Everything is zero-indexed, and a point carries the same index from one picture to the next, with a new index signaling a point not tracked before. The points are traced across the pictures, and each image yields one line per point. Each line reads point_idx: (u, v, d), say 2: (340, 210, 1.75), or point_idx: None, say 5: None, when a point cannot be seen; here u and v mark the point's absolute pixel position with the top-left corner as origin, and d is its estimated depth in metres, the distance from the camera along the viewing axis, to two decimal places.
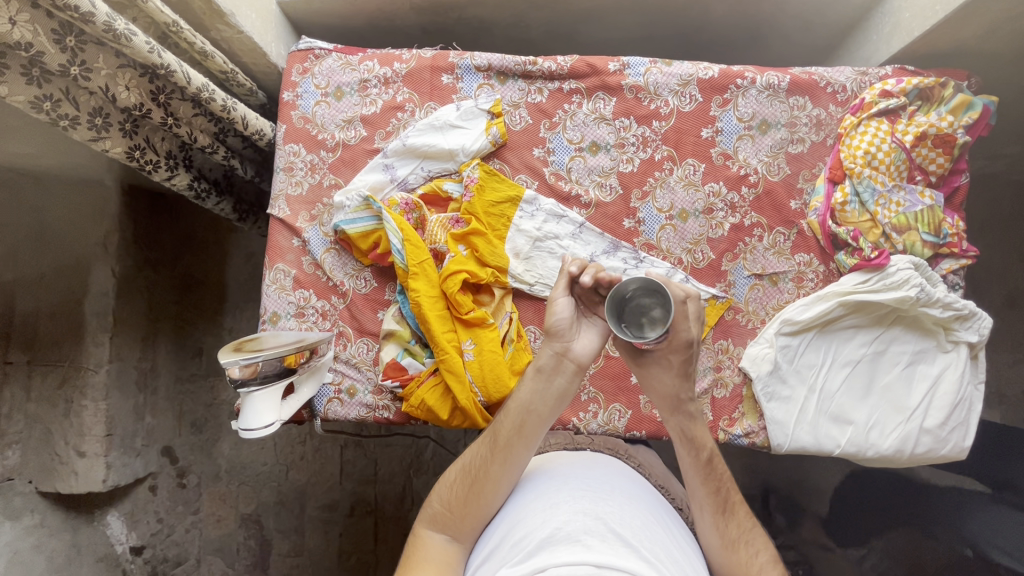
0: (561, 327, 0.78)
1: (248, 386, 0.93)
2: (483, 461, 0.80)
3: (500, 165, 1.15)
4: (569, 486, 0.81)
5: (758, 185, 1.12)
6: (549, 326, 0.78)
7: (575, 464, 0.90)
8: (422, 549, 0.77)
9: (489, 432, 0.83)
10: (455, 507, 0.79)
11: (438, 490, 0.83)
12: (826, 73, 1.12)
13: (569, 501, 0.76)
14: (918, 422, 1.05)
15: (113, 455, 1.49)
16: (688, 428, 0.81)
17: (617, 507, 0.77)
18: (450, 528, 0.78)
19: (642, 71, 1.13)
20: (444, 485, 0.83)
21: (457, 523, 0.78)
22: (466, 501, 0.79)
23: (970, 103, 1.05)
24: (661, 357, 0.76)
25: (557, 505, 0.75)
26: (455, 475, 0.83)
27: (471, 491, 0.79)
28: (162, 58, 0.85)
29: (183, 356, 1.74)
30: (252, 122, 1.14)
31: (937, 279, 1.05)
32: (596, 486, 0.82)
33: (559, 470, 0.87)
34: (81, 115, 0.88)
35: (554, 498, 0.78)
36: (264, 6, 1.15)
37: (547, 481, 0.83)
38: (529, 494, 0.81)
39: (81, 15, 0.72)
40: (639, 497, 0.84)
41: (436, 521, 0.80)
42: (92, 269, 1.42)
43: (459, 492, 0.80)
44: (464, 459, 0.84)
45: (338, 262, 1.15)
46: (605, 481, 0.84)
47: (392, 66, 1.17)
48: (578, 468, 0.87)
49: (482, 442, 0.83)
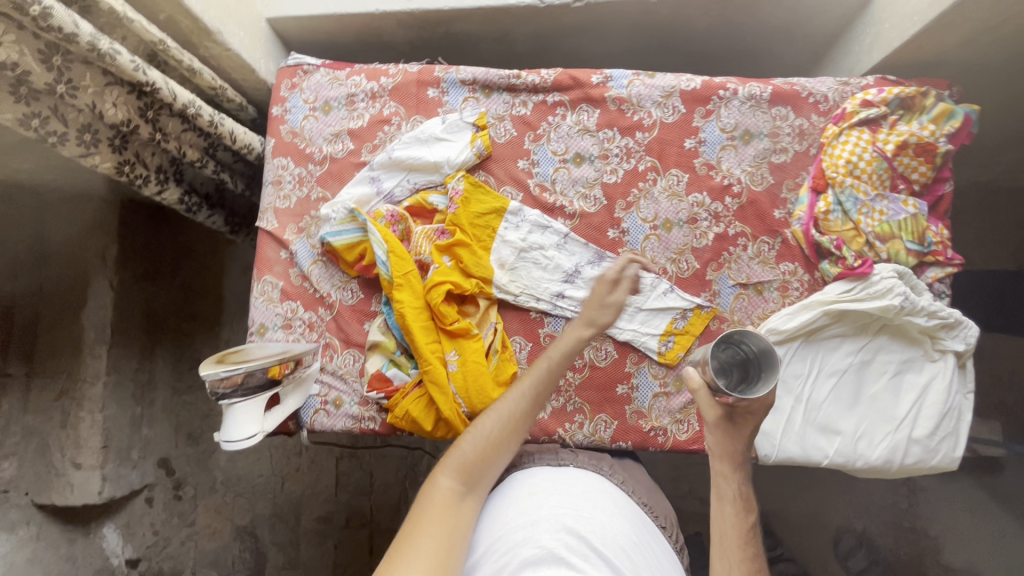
0: (603, 306, 1.00)
1: (229, 398, 0.93)
2: (522, 415, 0.89)
3: (486, 177, 1.16)
4: (550, 502, 0.80)
5: (742, 195, 1.13)
6: (592, 304, 1.00)
7: (556, 479, 0.89)
8: (445, 497, 0.79)
9: (528, 386, 0.91)
10: (488, 458, 0.84)
11: (466, 439, 0.86)
12: (807, 84, 1.12)
13: (550, 518, 0.76)
14: (907, 432, 1.04)
15: (109, 467, 1.50)
16: (722, 485, 0.83)
17: (599, 524, 0.77)
18: (475, 479, 0.82)
19: (625, 84, 1.14)
20: (480, 433, 0.86)
21: (483, 476, 0.83)
22: (498, 452, 0.85)
23: (951, 112, 1.05)
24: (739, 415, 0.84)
25: (537, 523, 0.75)
26: (493, 424, 0.87)
27: (506, 442, 0.86)
28: (147, 76, 0.87)
29: (181, 366, 1.75)
30: (240, 136, 1.16)
31: (922, 288, 1.05)
32: (579, 503, 0.81)
33: (541, 485, 0.87)
34: (69, 131, 0.90)
35: (535, 515, 0.78)
36: (253, 24, 1.18)
37: (528, 498, 0.83)
38: (511, 512, 0.81)
39: (65, 35, 0.74)
40: (623, 514, 0.84)
41: (465, 470, 0.82)
42: (91, 281, 1.44)
43: (495, 444, 0.85)
44: (498, 412, 0.88)
45: (325, 273, 1.16)
46: (587, 499, 0.84)
47: (379, 81, 1.19)
48: (560, 484, 0.87)
49: (521, 397, 0.90)
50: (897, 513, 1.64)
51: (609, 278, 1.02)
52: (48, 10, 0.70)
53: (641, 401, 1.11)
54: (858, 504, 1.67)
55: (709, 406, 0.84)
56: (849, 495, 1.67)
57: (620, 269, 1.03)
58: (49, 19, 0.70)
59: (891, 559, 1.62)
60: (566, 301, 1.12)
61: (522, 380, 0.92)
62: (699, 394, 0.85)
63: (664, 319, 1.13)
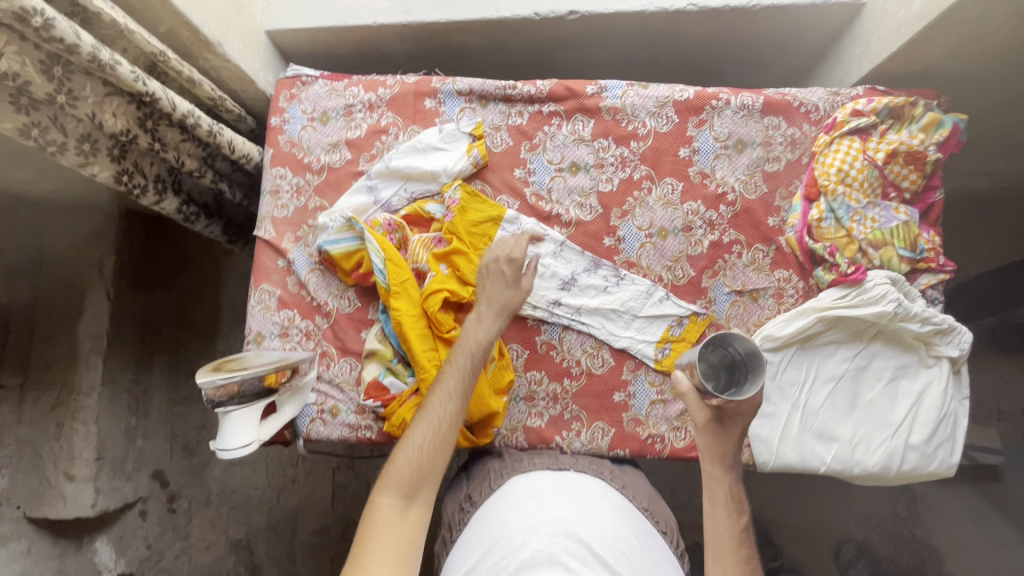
0: (507, 293, 1.02)
1: (226, 406, 0.93)
2: (451, 417, 0.89)
3: (483, 186, 1.17)
4: (550, 506, 0.80)
5: (736, 203, 1.14)
6: (496, 291, 1.02)
7: (556, 485, 0.89)
8: (389, 517, 0.81)
9: (447, 387, 0.92)
10: (421, 468, 0.85)
11: (399, 454, 0.86)
12: (799, 94, 1.14)
13: (550, 521, 0.76)
14: (903, 438, 1.04)
15: (103, 479, 1.50)
16: (714, 487, 0.86)
17: (599, 528, 0.77)
18: (414, 491, 0.84)
19: (619, 94, 1.16)
20: (412, 446, 0.86)
21: (422, 484, 0.85)
22: (433, 459, 0.86)
23: (940, 120, 1.07)
24: (730, 418, 0.88)
25: (537, 526, 0.75)
26: (419, 434, 0.87)
27: (434, 449, 0.87)
28: (147, 86, 0.88)
29: (177, 378, 1.73)
30: (239, 146, 1.17)
31: (915, 294, 1.06)
32: (579, 508, 0.81)
33: (542, 489, 0.87)
34: (68, 141, 0.90)
35: (535, 518, 0.78)
36: (253, 36, 1.20)
37: (529, 502, 0.83)
38: (511, 515, 0.81)
39: (67, 46, 0.75)
40: (623, 520, 0.84)
41: (403, 485, 0.83)
42: (88, 292, 1.45)
43: (428, 452, 0.86)
44: (426, 419, 0.89)
45: (322, 282, 1.16)
46: (587, 503, 0.84)
47: (377, 92, 1.20)
48: (559, 489, 0.87)
49: (443, 399, 0.90)
50: (897, 522, 1.64)
51: (512, 259, 1.04)
52: (50, 22, 0.71)
53: (638, 409, 1.11)
54: (858, 512, 1.66)
55: (699, 408, 0.89)
56: (848, 504, 1.67)
57: (522, 249, 1.05)
58: (51, 30, 0.71)
59: (892, 568, 1.61)
60: (562, 309, 1.13)
61: (443, 382, 0.92)
62: (688, 398, 0.89)
63: (661, 326, 1.13)
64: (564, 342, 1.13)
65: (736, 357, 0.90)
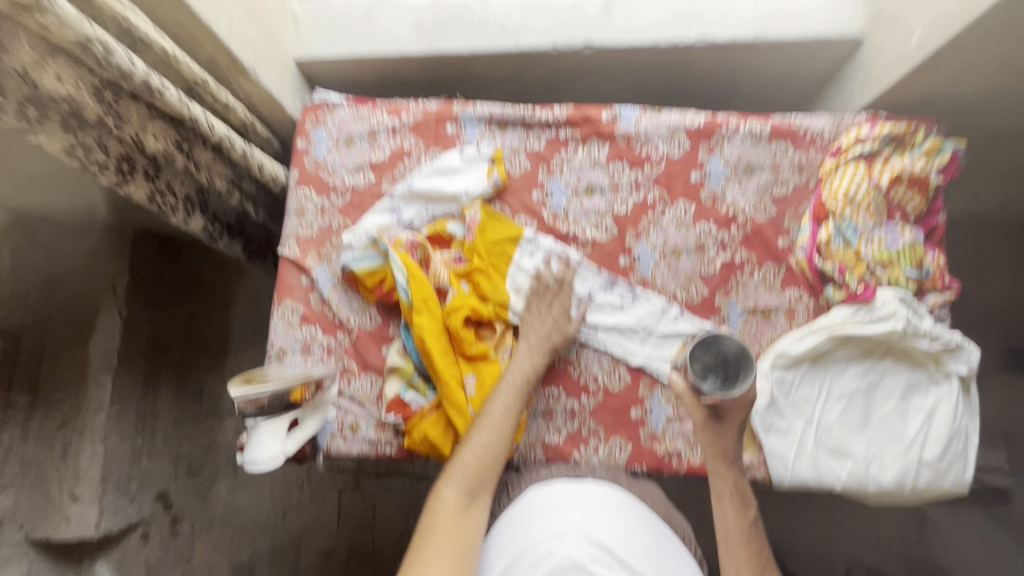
0: (559, 329, 1.11)
1: (254, 418, 0.95)
2: (510, 426, 0.98)
3: (501, 208, 1.22)
4: (573, 515, 0.82)
5: (746, 224, 1.18)
6: (547, 325, 1.10)
7: (578, 491, 0.90)
8: (452, 511, 0.86)
9: (508, 400, 1.00)
10: (482, 469, 0.92)
11: (465, 453, 0.93)
12: (805, 121, 1.20)
13: (573, 531, 0.78)
14: (917, 454, 1.06)
15: (108, 500, 1.48)
16: (718, 484, 0.94)
17: (620, 534, 0.79)
18: (476, 489, 0.90)
19: (633, 120, 1.21)
20: (477, 448, 0.94)
21: (480, 485, 0.91)
22: (495, 461, 0.94)
23: (940, 147, 1.12)
24: (728, 414, 0.97)
25: (561, 535, 0.77)
26: (483, 438, 0.95)
27: (494, 454, 0.94)
28: (190, 110, 0.93)
29: (185, 398, 1.72)
30: (267, 168, 1.21)
31: (923, 312, 1.09)
32: (601, 515, 0.83)
33: (563, 497, 0.88)
34: (109, 161, 0.93)
35: (558, 527, 0.79)
36: (283, 63, 1.25)
37: (551, 511, 0.84)
38: (535, 524, 0.82)
39: (123, 73, 0.79)
40: (646, 526, 0.85)
41: (467, 481, 0.90)
42: (100, 310, 1.47)
43: (491, 454, 0.94)
44: (488, 426, 0.97)
45: (344, 299, 1.19)
46: (609, 510, 0.85)
47: (400, 116, 1.25)
48: (581, 496, 0.88)
49: (505, 411, 0.98)
50: (908, 546, 1.64)
51: (562, 300, 1.14)
52: (109, 50, 0.75)
53: (654, 425, 1.12)
54: (868, 535, 1.66)
55: (695, 408, 0.98)
56: (859, 527, 1.67)
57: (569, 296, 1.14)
58: (111, 58, 0.76)
59: None
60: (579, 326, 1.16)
61: (501, 395, 1.00)
62: (684, 399, 0.99)
63: (675, 343, 1.15)
64: (581, 358, 1.15)
65: (727, 354, 0.95)
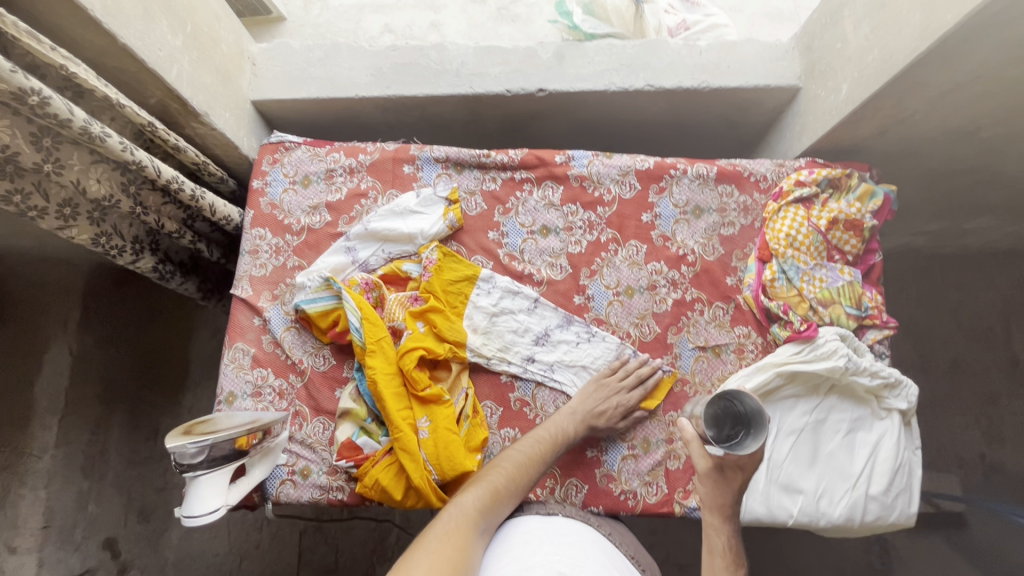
0: (610, 418, 1.10)
1: (196, 470, 0.91)
2: (533, 463, 0.97)
3: (457, 247, 1.23)
4: (543, 550, 0.81)
5: (696, 264, 1.22)
6: (601, 404, 1.09)
7: (549, 528, 0.90)
8: (465, 518, 0.81)
9: (541, 445, 1.01)
10: (503, 496, 0.89)
11: (488, 478, 0.91)
12: (748, 165, 1.26)
13: (545, 564, 0.76)
14: (863, 489, 1.09)
15: (48, 550, 1.35)
16: (711, 538, 0.86)
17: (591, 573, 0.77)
18: (491, 511, 0.86)
19: (585, 163, 1.24)
20: (497, 474, 0.92)
21: (495, 511, 0.87)
22: (512, 489, 0.91)
23: (873, 191, 1.20)
24: (729, 469, 0.84)
25: (531, 568, 0.75)
26: (509, 470, 0.93)
27: (513, 491, 0.91)
28: (134, 156, 0.91)
29: (138, 438, 1.65)
30: (220, 209, 1.19)
31: (863, 349, 1.13)
32: (570, 552, 0.82)
33: (532, 534, 0.87)
34: (49, 206, 0.91)
35: (529, 561, 0.77)
36: (239, 105, 1.25)
37: (522, 545, 0.83)
38: (505, 559, 0.80)
39: (60, 120, 0.78)
40: (613, 566, 0.85)
41: (487, 502, 0.86)
42: (47, 348, 1.39)
43: (511, 481, 0.92)
44: (510, 459, 0.96)
45: (298, 340, 1.17)
46: (578, 548, 0.85)
47: (358, 158, 1.26)
48: (550, 533, 0.88)
49: (534, 456, 0.98)
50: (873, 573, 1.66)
51: (621, 397, 1.11)
52: (46, 100, 0.74)
53: (610, 464, 1.12)
54: (833, 563, 1.69)
55: (700, 457, 0.86)
56: (824, 557, 1.69)
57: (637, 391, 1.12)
58: (46, 107, 0.75)
59: None
60: (536, 365, 1.16)
61: (529, 440, 1.01)
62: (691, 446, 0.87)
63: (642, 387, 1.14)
64: (537, 398, 1.15)
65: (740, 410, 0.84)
